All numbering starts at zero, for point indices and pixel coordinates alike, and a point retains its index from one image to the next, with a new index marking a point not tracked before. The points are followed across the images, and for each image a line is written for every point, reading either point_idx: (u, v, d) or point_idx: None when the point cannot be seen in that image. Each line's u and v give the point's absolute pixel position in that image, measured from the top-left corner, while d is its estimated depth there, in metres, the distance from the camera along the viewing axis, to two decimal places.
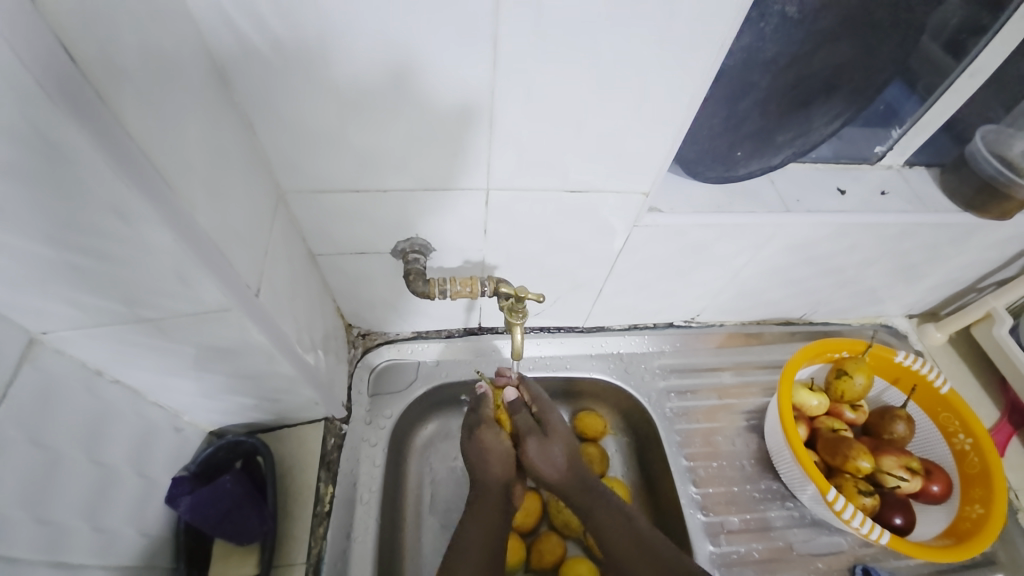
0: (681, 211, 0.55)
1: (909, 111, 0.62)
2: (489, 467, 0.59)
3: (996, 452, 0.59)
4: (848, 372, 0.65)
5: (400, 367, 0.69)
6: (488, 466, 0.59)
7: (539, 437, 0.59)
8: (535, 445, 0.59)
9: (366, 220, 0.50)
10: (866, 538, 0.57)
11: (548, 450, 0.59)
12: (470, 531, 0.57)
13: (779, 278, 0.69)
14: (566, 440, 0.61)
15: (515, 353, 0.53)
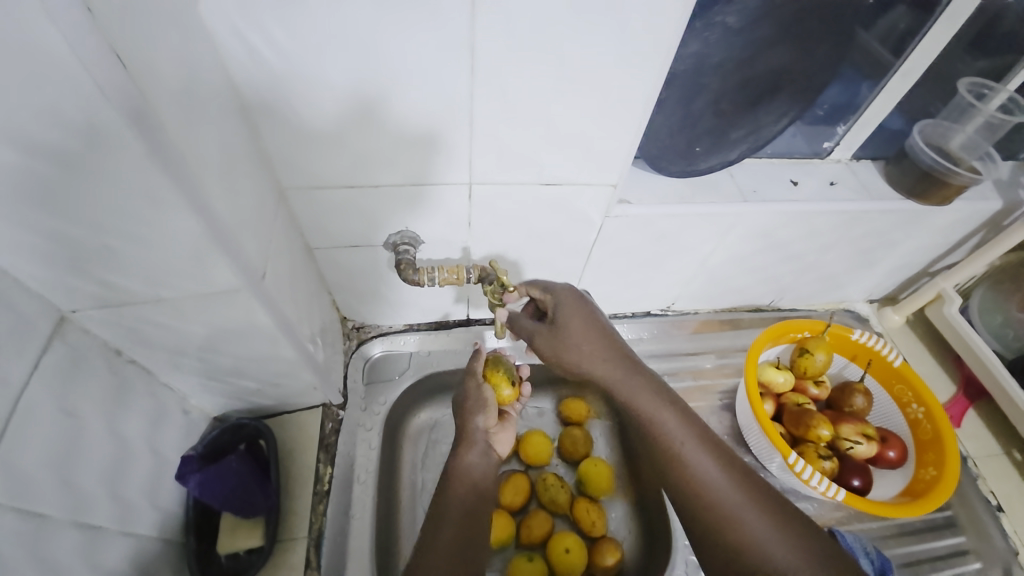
0: (648, 202, 0.61)
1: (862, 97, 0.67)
2: (468, 412, 0.64)
3: (946, 419, 0.64)
4: (810, 350, 0.71)
5: (394, 358, 0.74)
6: (468, 412, 0.64)
7: (546, 330, 0.52)
8: (545, 339, 0.51)
9: (359, 214, 0.55)
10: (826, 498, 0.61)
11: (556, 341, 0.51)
12: (456, 482, 0.60)
13: (744, 265, 0.75)
14: (585, 321, 0.50)
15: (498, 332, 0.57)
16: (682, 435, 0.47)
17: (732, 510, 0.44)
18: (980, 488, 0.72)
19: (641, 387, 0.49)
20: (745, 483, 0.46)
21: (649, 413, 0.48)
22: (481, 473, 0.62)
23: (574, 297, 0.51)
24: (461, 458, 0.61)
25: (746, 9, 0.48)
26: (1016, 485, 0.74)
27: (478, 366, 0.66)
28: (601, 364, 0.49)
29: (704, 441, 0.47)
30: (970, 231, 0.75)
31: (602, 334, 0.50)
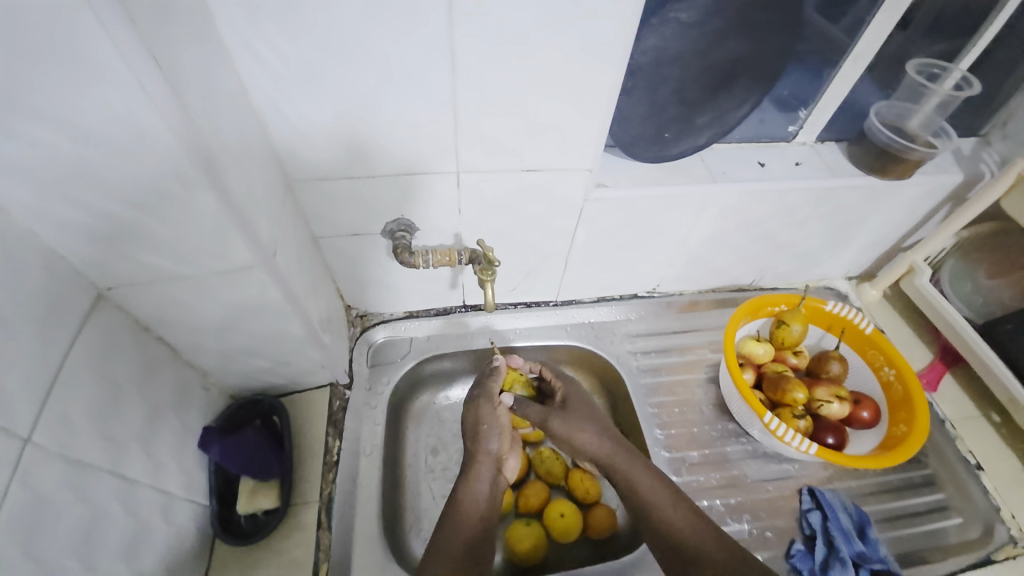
0: (623, 185, 0.66)
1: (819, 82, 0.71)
2: (481, 437, 0.68)
3: (915, 379, 0.68)
4: (786, 321, 0.75)
5: (395, 343, 0.79)
6: (480, 434, 0.68)
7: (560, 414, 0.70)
8: (558, 419, 0.69)
9: (359, 203, 0.60)
10: (801, 453, 0.65)
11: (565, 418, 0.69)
12: (464, 508, 0.63)
13: (721, 245, 0.80)
14: (584, 409, 0.70)
15: (487, 305, 0.62)
16: (672, 502, 0.60)
17: (698, 549, 0.56)
18: (959, 448, 0.74)
19: (634, 462, 0.64)
20: (707, 529, 0.58)
21: (639, 481, 0.63)
22: (487, 497, 0.64)
23: (580, 391, 0.73)
24: (470, 482, 0.65)
25: (697, 4, 0.54)
26: (997, 445, 0.75)
27: (493, 389, 0.70)
28: (604, 446, 0.66)
29: (685, 506, 0.60)
30: (936, 204, 0.79)
31: (599, 419, 0.69)
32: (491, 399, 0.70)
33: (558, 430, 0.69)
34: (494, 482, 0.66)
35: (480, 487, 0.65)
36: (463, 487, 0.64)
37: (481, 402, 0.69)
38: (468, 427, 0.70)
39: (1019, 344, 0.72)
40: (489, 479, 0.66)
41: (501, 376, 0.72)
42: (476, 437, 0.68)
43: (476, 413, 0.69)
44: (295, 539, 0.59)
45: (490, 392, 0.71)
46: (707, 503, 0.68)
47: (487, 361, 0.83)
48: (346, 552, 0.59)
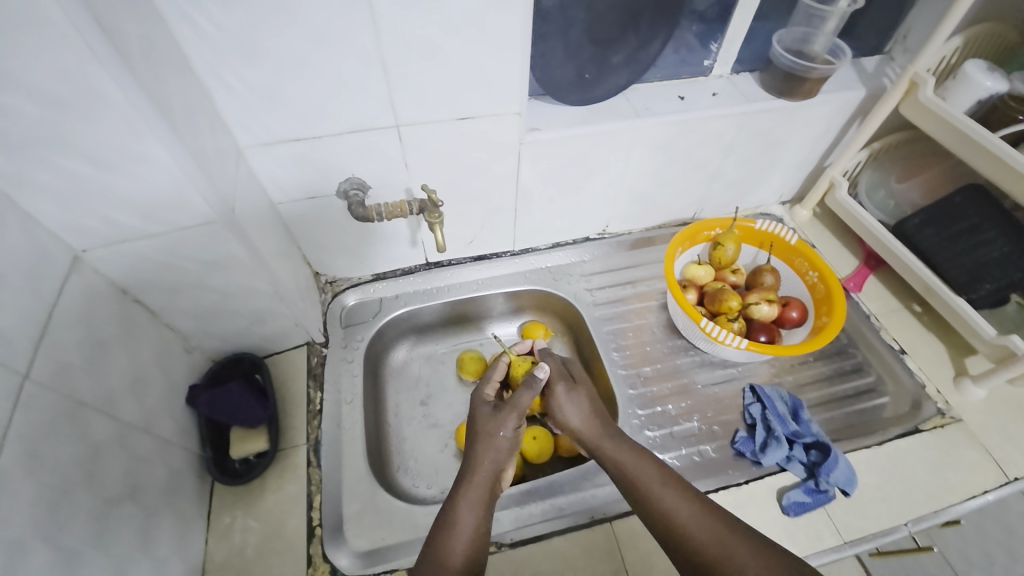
0: (553, 127, 0.72)
1: (725, 15, 0.77)
2: (489, 446, 0.60)
3: (833, 276, 0.75)
4: (720, 243, 0.82)
5: (366, 303, 0.85)
6: (486, 443, 0.60)
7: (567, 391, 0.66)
8: (563, 394, 0.65)
9: (311, 165, 0.65)
10: (736, 350, 0.73)
11: (574, 408, 0.64)
12: (462, 517, 0.54)
13: (658, 179, 0.86)
14: (591, 398, 0.65)
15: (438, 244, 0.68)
16: (665, 485, 0.55)
17: (693, 525, 0.51)
18: (882, 336, 0.81)
19: (627, 442, 0.60)
20: (704, 505, 0.53)
21: (625, 458, 0.58)
22: (483, 499, 0.57)
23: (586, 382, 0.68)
24: (467, 490, 0.57)
25: None
26: (919, 332, 0.81)
27: (522, 400, 0.63)
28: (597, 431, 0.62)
29: (682, 492, 0.55)
30: (845, 121, 0.86)
31: (599, 410, 0.64)
32: (518, 413, 0.63)
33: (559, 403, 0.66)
34: (494, 492, 0.58)
35: (480, 496, 0.56)
36: (461, 494, 0.56)
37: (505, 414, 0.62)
38: (473, 438, 0.62)
39: (926, 238, 0.76)
40: (487, 490, 0.58)
41: (536, 390, 0.64)
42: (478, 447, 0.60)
43: (483, 420, 0.63)
44: (288, 477, 0.65)
45: (517, 405, 0.63)
46: (661, 408, 0.76)
47: (455, 313, 0.90)
48: (336, 483, 0.65)
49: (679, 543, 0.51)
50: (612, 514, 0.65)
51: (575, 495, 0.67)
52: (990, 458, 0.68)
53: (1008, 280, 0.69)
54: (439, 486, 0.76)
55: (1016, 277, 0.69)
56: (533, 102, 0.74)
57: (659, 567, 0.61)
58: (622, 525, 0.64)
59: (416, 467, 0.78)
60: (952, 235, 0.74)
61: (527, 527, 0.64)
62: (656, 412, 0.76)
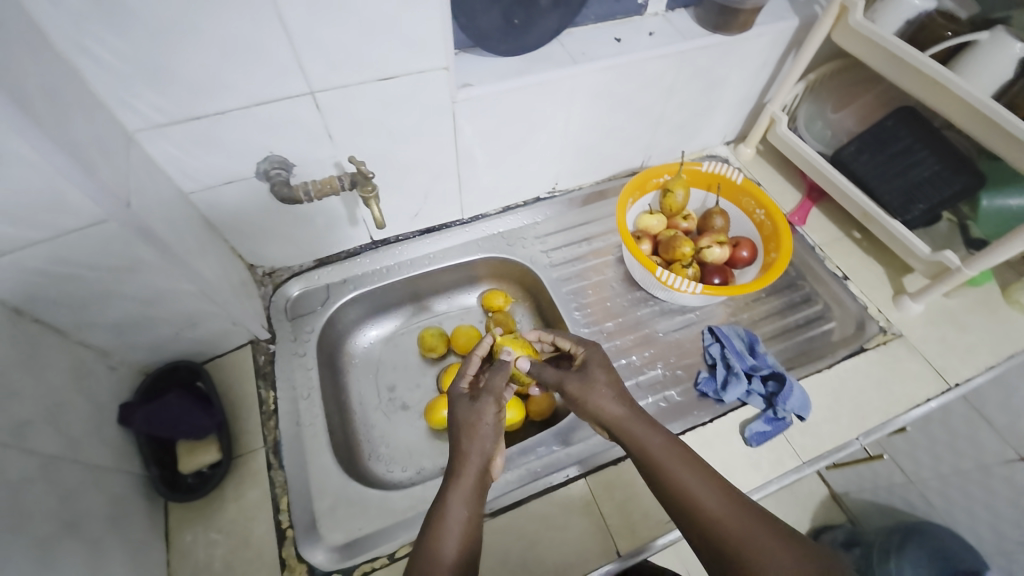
0: (487, 82, 0.67)
1: None
2: (478, 435, 0.57)
3: (779, 211, 0.76)
4: (670, 189, 0.81)
5: (311, 292, 0.79)
6: (472, 432, 0.57)
7: (576, 376, 0.61)
8: (578, 382, 0.61)
9: (221, 146, 0.58)
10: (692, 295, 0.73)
11: (595, 393, 0.59)
12: (453, 511, 0.52)
13: (603, 129, 0.83)
14: (612, 380, 0.60)
15: (376, 221, 0.63)
16: (686, 469, 0.52)
17: (718, 513, 0.48)
18: (827, 265, 0.84)
19: (650, 425, 0.56)
20: (728, 491, 0.50)
21: (648, 442, 0.55)
22: (475, 490, 0.54)
23: (607, 363, 0.63)
24: (458, 485, 0.54)
25: None
26: (860, 257, 0.84)
27: (498, 385, 0.61)
28: (614, 414, 0.57)
29: (703, 478, 0.51)
30: (781, 54, 0.85)
31: (622, 393, 0.59)
32: (495, 398, 0.60)
33: (572, 393, 0.61)
34: (484, 483, 0.56)
35: (470, 488, 0.54)
36: (452, 489, 0.54)
37: (483, 398, 0.60)
38: (456, 428, 0.59)
39: (863, 164, 0.77)
40: (479, 482, 0.55)
41: (507, 372, 0.63)
42: (465, 437, 0.57)
43: (470, 410, 0.59)
44: (249, 484, 0.62)
45: (495, 389, 0.61)
46: (625, 361, 0.76)
47: (409, 290, 0.86)
48: (301, 481, 0.62)
49: (700, 531, 0.48)
50: (586, 470, 0.65)
51: (547, 457, 0.67)
52: (931, 368, 0.73)
53: (940, 199, 0.71)
54: (414, 467, 0.75)
55: (947, 194, 0.70)
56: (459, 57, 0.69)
57: (636, 513, 0.62)
58: (597, 479, 0.64)
59: (388, 453, 0.76)
60: (888, 158, 0.75)
61: (503, 494, 0.64)
62: (621, 365, 0.76)
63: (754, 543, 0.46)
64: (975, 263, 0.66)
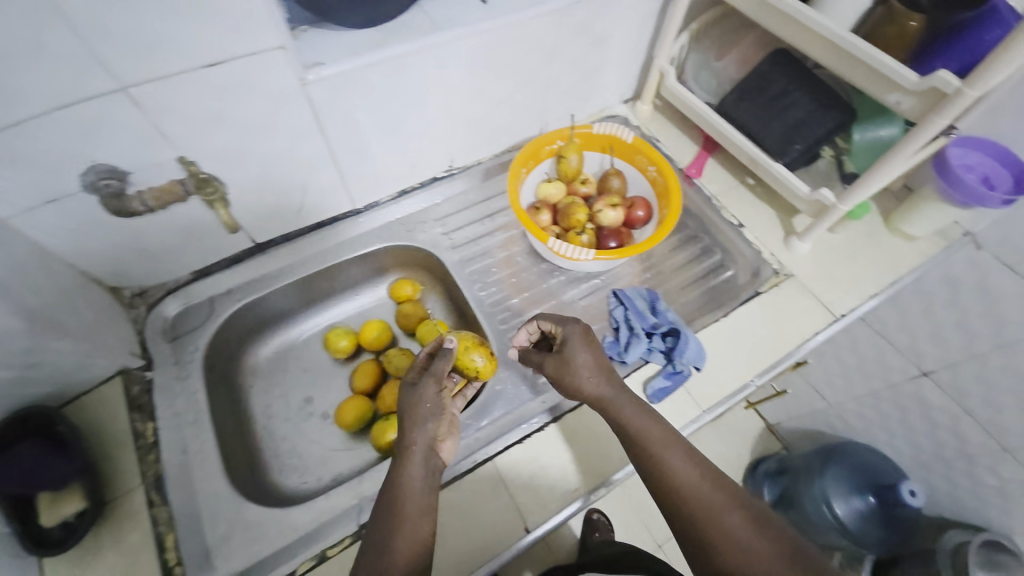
0: (339, 58, 0.60)
1: None
2: (420, 418, 0.55)
3: (668, 167, 0.76)
4: (563, 155, 0.80)
5: (192, 308, 0.73)
6: (416, 419, 0.55)
7: (557, 356, 0.61)
8: (557, 362, 0.60)
9: (27, 162, 0.50)
10: (585, 262, 0.72)
11: (577, 369, 0.59)
12: (405, 499, 0.50)
13: (489, 99, 0.78)
14: (593, 357, 0.59)
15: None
16: (660, 438, 0.53)
17: (689, 484, 0.49)
18: (723, 215, 0.85)
19: (630, 400, 0.56)
20: (699, 462, 0.51)
21: (626, 415, 0.55)
22: (425, 474, 0.52)
23: (588, 338, 0.61)
24: (406, 470, 0.52)
25: None
26: (754, 204, 0.85)
27: (442, 367, 0.59)
28: (594, 388, 0.58)
29: (677, 448, 0.52)
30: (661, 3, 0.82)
31: (603, 368, 0.59)
32: (437, 380, 0.58)
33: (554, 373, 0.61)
34: (433, 468, 0.54)
35: (419, 473, 0.52)
36: (398, 474, 0.52)
37: (425, 381, 0.58)
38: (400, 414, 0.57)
39: (744, 111, 0.77)
40: (427, 468, 0.53)
41: (451, 357, 0.61)
42: (411, 423, 0.55)
43: (418, 394, 0.57)
44: (128, 525, 0.59)
45: (435, 372, 0.59)
46: None
47: (308, 292, 0.81)
48: (191, 515, 0.60)
49: (671, 500, 0.50)
50: (493, 453, 0.65)
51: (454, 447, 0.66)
52: (820, 303, 0.76)
53: (815, 138, 0.71)
54: (329, 475, 0.73)
55: (821, 133, 0.71)
56: (299, 38, 0.62)
57: (543, 488, 0.62)
58: (504, 460, 0.64)
59: (300, 464, 0.73)
60: (765, 102, 0.75)
61: None
62: None
63: (721, 512, 0.47)
64: (848, 199, 0.69)
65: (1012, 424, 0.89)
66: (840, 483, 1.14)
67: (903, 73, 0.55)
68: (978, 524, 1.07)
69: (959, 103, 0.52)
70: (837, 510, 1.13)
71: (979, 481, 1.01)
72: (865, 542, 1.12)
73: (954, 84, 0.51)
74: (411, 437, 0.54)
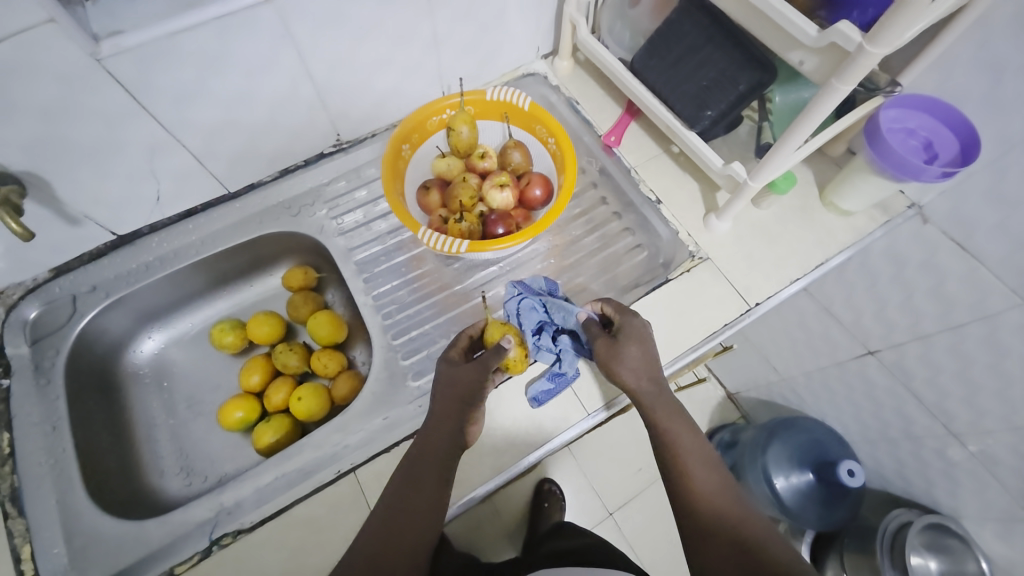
0: (142, 26, 0.52)
1: None
2: (453, 400, 0.55)
3: (566, 138, 0.67)
4: (452, 127, 0.70)
5: (53, 309, 0.68)
6: (453, 399, 0.55)
7: (609, 342, 0.58)
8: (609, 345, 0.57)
9: None
10: (460, 255, 0.65)
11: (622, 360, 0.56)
12: (424, 469, 0.53)
13: (362, 64, 0.69)
14: (643, 354, 0.57)
15: (20, 235, 0.54)
16: (689, 443, 0.56)
17: (713, 498, 0.52)
18: (642, 189, 0.76)
19: (671, 401, 0.58)
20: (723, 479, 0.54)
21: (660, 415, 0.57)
22: (448, 451, 0.54)
23: (645, 337, 0.58)
24: (431, 445, 0.54)
25: None
26: (675, 176, 0.76)
27: (490, 361, 0.56)
28: (641, 383, 0.56)
29: (701, 454, 0.56)
30: None
31: (648, 367, 0.57)
32: (483, 369, 0.56)
33: (601, 358, 0.57)
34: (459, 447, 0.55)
35: (443, 451, 0.53)
36: (423, 443, 0.54)
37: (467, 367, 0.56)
38: (436, 389, 0.57)
39: (654, 71, 0.67)
40: (453, 444, 0.54)
41: (501, 354, 0.57)
42: (445, 402, 0.55)
43: (466, 372, 0.55)
44: None
45: (484, 363, 0.56)
46: (417, 331, 0.70)
47: (189, 283, 0.76)
48: (46, 526, 0.56)
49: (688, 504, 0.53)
50: (359, 461, 0.60)
51: (318, 453, 0.62)
52: (732, 290, 0.69)
53: (728, 103, 0.61)
54: (216, 474, 0.71)
55: (734, 97, 0.61)
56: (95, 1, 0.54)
57: None
58: (368, 472, 0.59)
59: (185, 465, 0.72)
60: (675, 61, 0.64)
61: (283, 496, 0.58)
62: (413, 336, 0.70)
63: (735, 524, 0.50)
64: (760, 175, 0.60)
65: (955, 408, 0.82)
66: (782, 459, 1.11)
67: (803, 25, 0.45)
68: (922, 503, 1.03)
69: (861, 65, 0.43)
70: (777, 485, 1.10)
71: (926, 462, 0.96)
72: (803, 518, 1.10)
73: (855, 40, 0.41)
74: (451, 411, 0.55)
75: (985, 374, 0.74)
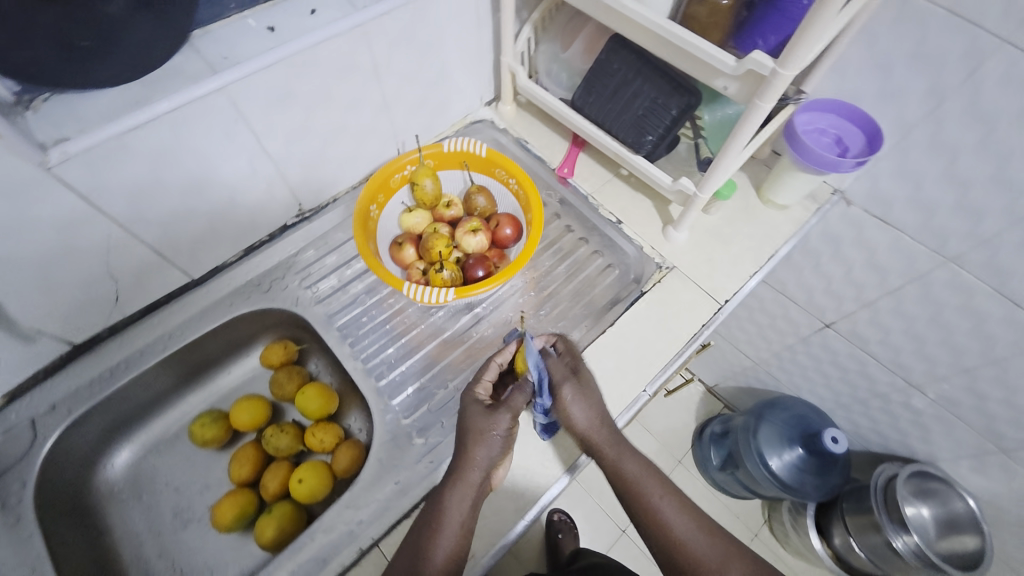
0: (90, 128, 0.51)
1: None
2: (482, 445, 0.54)
3: (528, 178, 0.71)
4: (416, 181, 0.72)
5: (10, 438, 0.62)
6: (482, 443, 0.54)
7: (575, 381, 0.58)
8: (572, 390, 0.57)
9: None
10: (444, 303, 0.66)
11: (582, 408, 0.56)
12: (450, 517, 0.51)
13: (318, 135, 0.70)
14: (599, 400, 0.58)
15: None
16: (651, 481, 0.56)
17: (681, 534, 0.54)
18: (601, 213, 0.81)
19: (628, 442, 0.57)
20: (694, 513, 0.56)
21: (629, 470, 0.56)
22: (475, 495, 0.53)
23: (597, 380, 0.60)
24: (459, 490, 0.52)
25: None
26: (629, 197, 0.82)
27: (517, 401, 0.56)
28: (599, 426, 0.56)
29: (667, 491, 0.56)
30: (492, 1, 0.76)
31: (603, 414, 0.57)
32: (512, 412, 0.56)
33: (563, 401, 0.57)
34: (484, 491, 0.54)
35: (470, 496, 0.52)
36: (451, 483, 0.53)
37: (500, 410, 0.55)
38: (463, 430, 0.56)
39: (593, 107, 0.73)
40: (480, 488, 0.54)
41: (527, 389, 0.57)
42: (474, 445, 0.54)
43: (498, 418, 0.55)
44: None
45: (512, 405, 0.56)
46: (413, 386, 0.70)
47: (159, 381, 0.72)
48: None
49: (662, 546, 0.54)
50: (378, 534, 0.58)
51: (331, 536, 0.59)
52: (702, 291, 0.74)
53: (665, 126, 0.68)
54: None
55: (669, 121, 0.67)
56: (36, 111, 0.52)
57: None
58: (390, 542, 0.58)
59: None
60: (611, 96, 0.71)
61: None
62: (410, 393, 0.69)
63: (719, 565, 0.52)
64: (707, 185, 0.66)
65: (909, 362, 0.91)
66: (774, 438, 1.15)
67: (721, 56, 0.51)
68: (901, 454, 1.11)
69: (777, 85, 0.49)
70: (773, 465, 1.13)
71: (896, 415, 1.04)
72: (804, 492, 1.12)
73: (768, 65, 0.48)
74: (480, 455, 0.54)
75: (929, 328, 0.83)
